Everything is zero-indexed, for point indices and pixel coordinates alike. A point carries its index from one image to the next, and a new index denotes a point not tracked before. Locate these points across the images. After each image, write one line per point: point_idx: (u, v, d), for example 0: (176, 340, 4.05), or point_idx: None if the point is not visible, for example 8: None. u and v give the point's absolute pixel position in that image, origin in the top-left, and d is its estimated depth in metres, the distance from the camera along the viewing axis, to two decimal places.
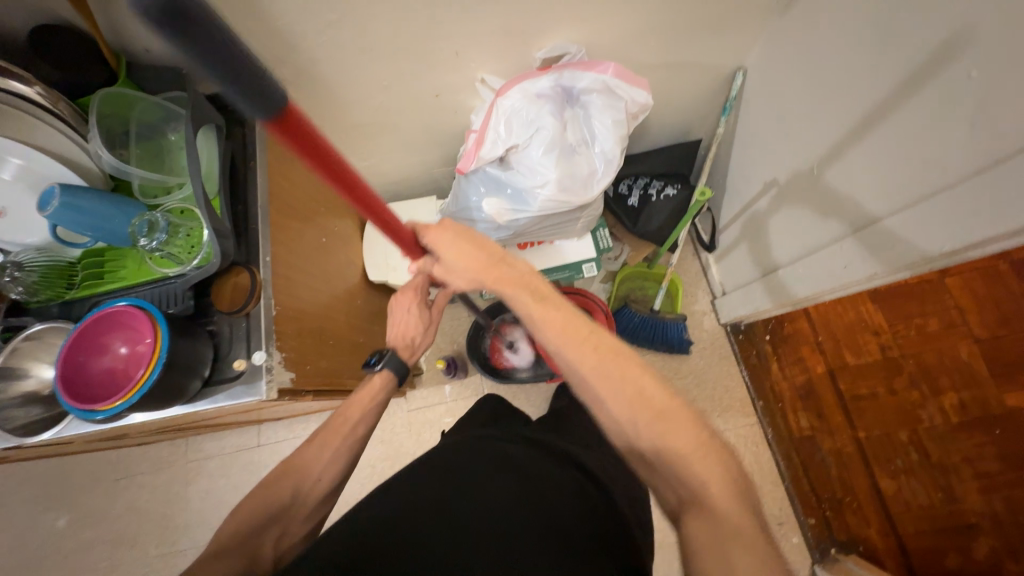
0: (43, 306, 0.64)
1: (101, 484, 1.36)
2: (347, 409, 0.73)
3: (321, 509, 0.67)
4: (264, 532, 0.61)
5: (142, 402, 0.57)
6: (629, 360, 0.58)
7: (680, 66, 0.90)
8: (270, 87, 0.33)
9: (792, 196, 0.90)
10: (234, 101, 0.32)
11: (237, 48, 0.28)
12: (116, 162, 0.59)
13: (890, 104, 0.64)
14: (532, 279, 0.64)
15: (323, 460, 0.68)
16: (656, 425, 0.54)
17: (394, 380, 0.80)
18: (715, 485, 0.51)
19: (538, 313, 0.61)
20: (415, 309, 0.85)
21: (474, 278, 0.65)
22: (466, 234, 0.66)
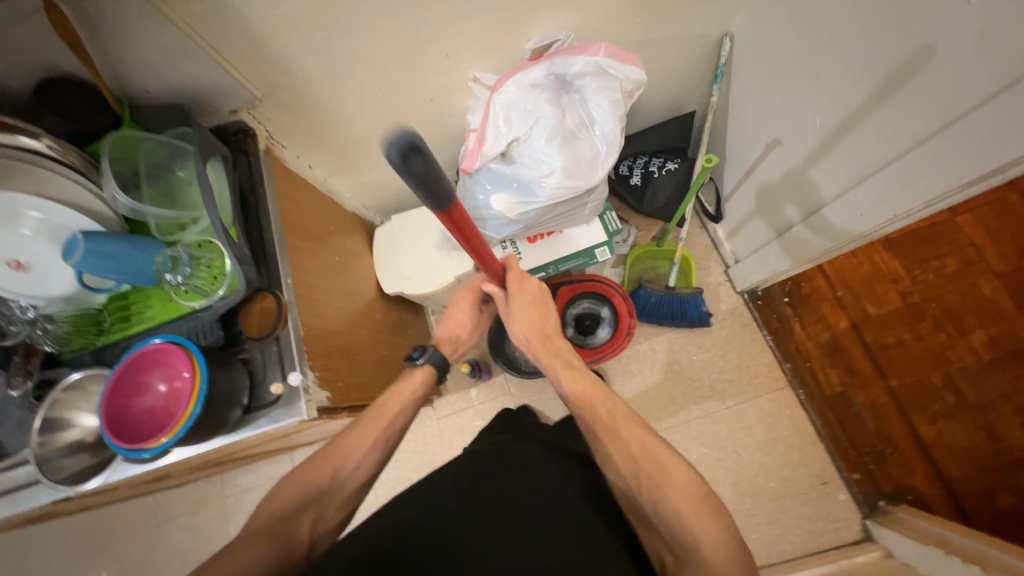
0: (76, 355, 0.64)
1: (143, 531, 1.37)
2: (387, 400, 0.73)
3: (356, 498, 0.68)
4: (303, 513, 0.61)
5: (187, 435, 0.57)
6: (638, 428, 0.63)
7: (667, 38, 0.90)
8: (445, 193, 0.45)
9: (798, 153, 0.89)
10: (420, 198, 0.44)
11: (438, 171, 0.42)
12: (132, 202, 0.60)
13: (887, 44, 0.63)
14: (570, 357, 0.76)
15: (362, 445, 0.68)
16: (654, 479, 0.58)
17: (436, 374, 0.78)
18: (708, 542, 0.52)
19: (569, 382, 0.72)
20: (467, 309, 0.85)
21: (523, 337, 0.77)
22: (540, 301, 0.78)
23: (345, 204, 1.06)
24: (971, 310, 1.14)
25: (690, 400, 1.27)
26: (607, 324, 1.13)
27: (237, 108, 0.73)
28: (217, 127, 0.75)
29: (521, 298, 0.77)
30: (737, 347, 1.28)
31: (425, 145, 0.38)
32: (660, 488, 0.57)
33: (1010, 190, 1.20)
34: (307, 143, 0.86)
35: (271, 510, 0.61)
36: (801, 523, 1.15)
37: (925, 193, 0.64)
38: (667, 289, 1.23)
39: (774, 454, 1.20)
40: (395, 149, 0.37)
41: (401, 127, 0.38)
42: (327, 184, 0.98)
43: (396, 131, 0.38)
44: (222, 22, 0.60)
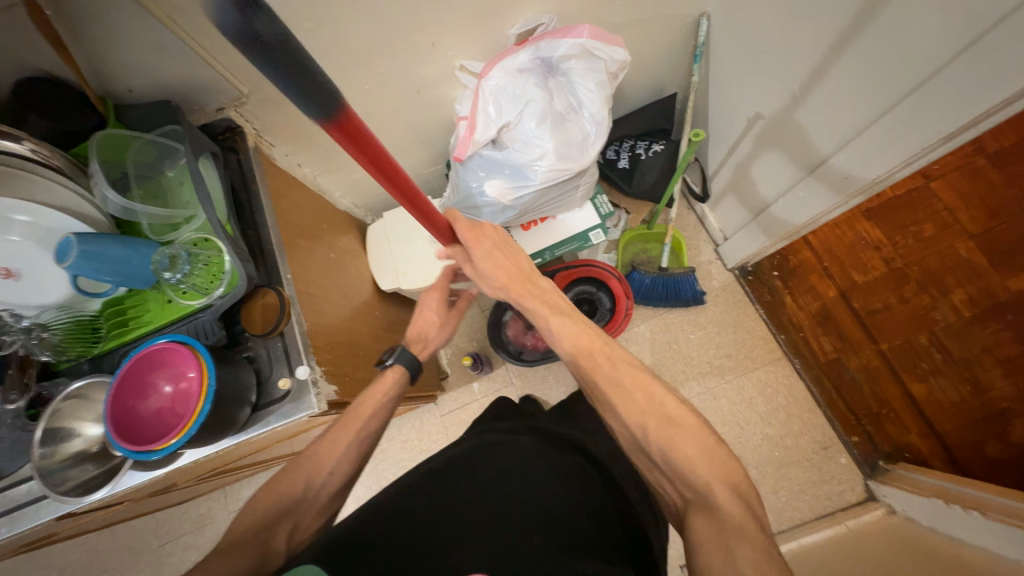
0: (74, 365, 0.62)
1: (144, 554, 1.33)
2: (358, 403, 0.71)
3: (333, 503, 0.67)
4: (277, 527, 0.60)
5: (198, 435, 0.56)
6: (641, 372, 0.65)
7: (645, 21, 0.92)
8: (327, 91, 0.32)
9: (780, 127, 0.92)
10: (290, 100, 0.32)
11: (318, 70, 0.31)
12: (123, 200, 0.59)
13: (859, 10, 0.65)
14: (550, 295, 0.75)
15: (334, 452, 0.66)
16: (664, 429, 0.58)
17: (407, 375, 0.77)
18: (717, 483, 0.53)
19: (558, 327, 0.72)
20: (436, 301, 0.87)
21: (502, 286, 0.75)
22: (502, 244, 0.76)
23: (336, 203, 1.06)
24: (944, 272, 1.19)
25: (690, 377, 1.29)
26: (604, 312, 1.13)
27: (224, 105, 0.72)
28: (204, 126, 0.74)
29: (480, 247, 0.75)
30: (732, 322, 1.31)
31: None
32: (669, 438, 0.57)
33: (978, 154, 1.25)
34: (295, 141, 0.86)
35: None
36: (805, 488, 1.17)
37: (907, 150, 0.66)
38: (661, 270, 1.25)
39: (775, 423, 1.23)
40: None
41: None
42: (316, 182, 0.98)
43: None
44: (204, 14, 0.59)
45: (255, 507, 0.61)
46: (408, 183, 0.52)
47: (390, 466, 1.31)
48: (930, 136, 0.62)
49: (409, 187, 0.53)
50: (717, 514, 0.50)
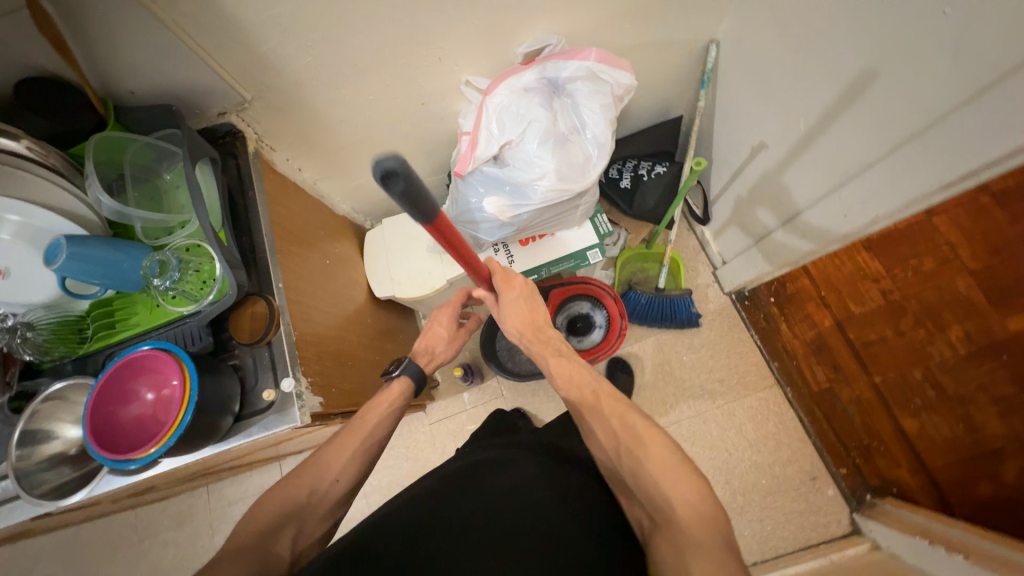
0: (57, 364, 0.62)
1: (122, 547, 1.32)
2: (366, 411, 0.71)
3: (338, 510, 0.65)
4: (280, 532, 0.58)
5: (177, 444, 0.55)
6: (622, 404, 0.67)
7: (654, 44, 0.92)
8: (432, 210, 0.46)
9: (784, 158, 0.91)
10: (409, 213, 0.45)
11: (424, 189, 0.43)
12: (116, 205, 0.58)
13: (868, 49, 0.65)
14: (556, 342, 0.78)
15: (340, 459, 0.66)
16: (631, 451, 0.60)
17: (413, 387, 0.78)
18: (682, 506, 0.54)
19: (555, 367, 0.75)
20: (447, 320, 0.85)
21: (517, 331, 0.79)
22: (528, 296, 0.80)
23: (334, 208, 1.05)
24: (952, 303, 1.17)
25: (681, 399, 1.29)
26: (599, 325, 1.14)
27: (226, 110, 0.72)
28: (204, 129, 0.73)
29: (510, 294, 0.78)
30: (726, 346, 1.31)
31: (414, 175, 0.40)
32: (638, 460, 0.59)
33: (983, 192, 1.25)
34: (295, 146, 0.85)
35: (252, 530, 0.58)
36: (791, 518, 1.16)
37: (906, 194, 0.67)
38: (658, 291, 1.24)
39: (764, 451, 1.22)
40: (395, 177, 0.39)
41: (388, 154, 0.39)
42: (316, 187, 0.97)
43: (386, 158, 0.38)
44: (209, 20, 0.59)
45: (259, 514, 0.60)
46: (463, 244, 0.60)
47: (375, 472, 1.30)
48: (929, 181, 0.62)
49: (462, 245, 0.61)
50: (679, 536, 0.52)
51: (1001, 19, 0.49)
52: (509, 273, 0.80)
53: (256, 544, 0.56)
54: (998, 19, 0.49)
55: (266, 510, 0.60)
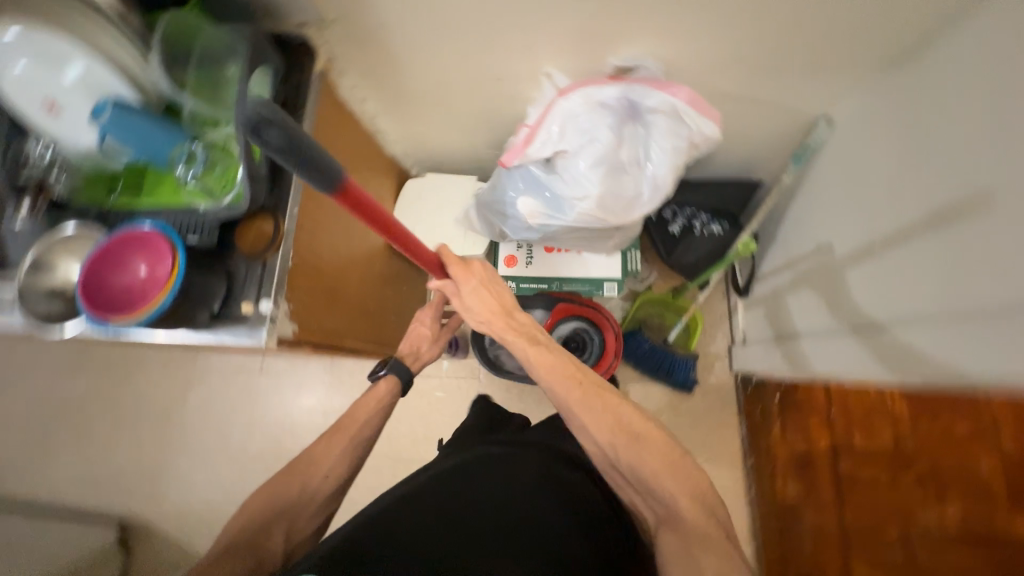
0: (82, 208, 0.67)
1: (115, 368, 1.47)
2: (354, 411, 0.78)
3: (330, 503, 0.72)
4: (273, 527, 0.66)
5: (153, 322, 0.59)
6: (611, 394, 0.70)
7: (761, 100, 0.83)
8: (331, 165, 0.48)
9: (848, 270, 0.83)
10: (307, 176, 0.47)
11: (311, 142, 0.44)
12: (171, 89, 0.61)
13: (993, 204, 0.57)
14: (532, 330, 0.75)
15: (329, 458, 0.73)
16: (630, 448, 0.65)
17: (399, 387, 0.83)
18: (683, 497, 0.62)
19: (534, 356, 0.72)
20: (430, 320, 0.92)
21: (484, 320, 0.75)
22: (489, 281, 0.76)
23: (385, 147, 1.05)
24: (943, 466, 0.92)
25: None
26: (591, 351, 1.01)
27: (306, 23, 0.71)
28: (278, 33, 0.72)
29: (467, 285, 0.75)
30: (709, 422, 1.27)
31: (283, 117, 0.41)
32: (640, 460, 0.64)
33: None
34: (364, 76, 0.85)
35: (248, 523, 0.66)
36: None
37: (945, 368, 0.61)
38: (664, 343, 1.21)
39: None
40: (260, 117, 0.40)
41: (258, 101, 0.40)
42: (374, 122, 0.97)
43: (257, 104, 0.40)
44: None
45: (250, 508, 0.68)
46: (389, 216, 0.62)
47: (341, 397, 1.38)
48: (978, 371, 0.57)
49: (388, 219, 0.62)
50: (686, 527, 0.60)
51: None
52: (467, 262, 0.76)
53: (249, 541, 0.64)
54: None
55: (253, 507, 0.68)
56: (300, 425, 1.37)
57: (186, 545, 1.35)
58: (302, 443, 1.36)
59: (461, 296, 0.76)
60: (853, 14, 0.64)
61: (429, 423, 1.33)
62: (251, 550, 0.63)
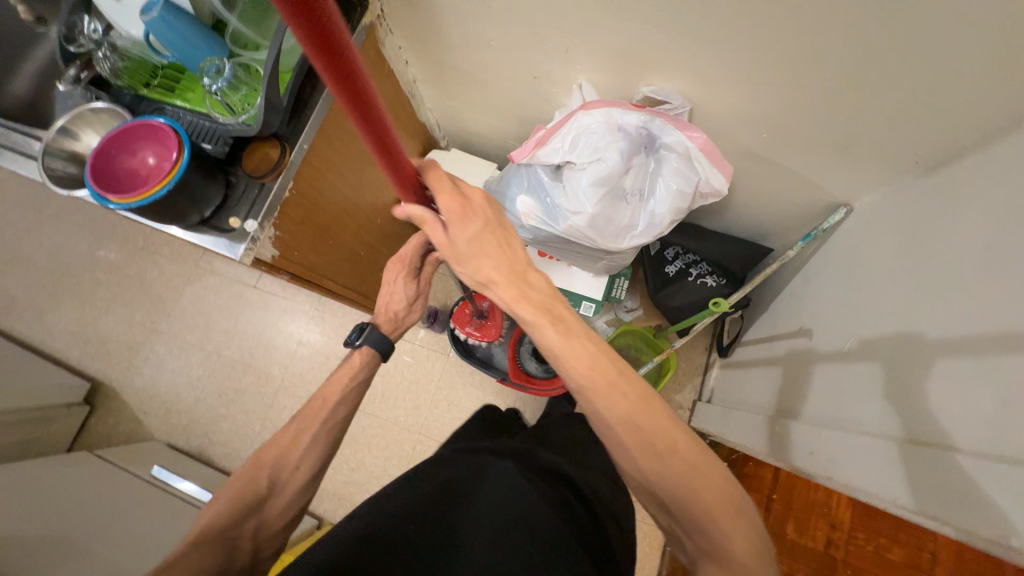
0: (118, 91, 0.71)
1: (130, 245, 1.58)
2: (324, 391, 0.71)
3: (304, 495, 0.65)
4: (244, 521, 0.59)
5: (144, 209, 0.62)
6: (664, 415, 0.55)
7: (782, 169, 0.82)
8: None
9: (816, 359, 0.82)
10: None
11: None
12: (219, 3, 0.65)
13: (956, 335, 0.56)
14: (550, 301, 0.60)
15: (302, 443, 0.66)
16: (687, 479, 0.52)
17: (378, 355, 0.78)
18: (738, 540, 0.50)
19: (565, 347, 0.57)
20: (403, 284, 0.84)
21: (487, 279, 0.60)
22: (494, 227, 0.59)
23: (419, 112, 1.09)
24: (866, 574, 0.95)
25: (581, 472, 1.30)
26: None
27: None
28: None
29: (465, 230, 0.58)
30: None
31: None
32: (690, 491, 0.52)
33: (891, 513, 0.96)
34: (411, 40, 0.88)
35: (218, 517, 0.58)
36: None
37: (855, 474, 0.61)
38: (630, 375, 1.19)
39: None
40: None
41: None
42: (411, 86, 1.01)
43: None
44: None
45: (215, 507, 0.59)
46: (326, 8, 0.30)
47: (317, 333, 1.44)
48: (880, 491, 0.57)
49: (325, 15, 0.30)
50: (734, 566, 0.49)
51: None
52: (465, 198, 0.59)
53: (221, 536, 0.57)
54: None
55: (222, 500, 0.60)
56: (273, 347, 1.44)
57: (143, 418, 1.44)
58: (270, 361, 1.43)
59: (455, 241, 0.59)
60: (884, 111, 0.63)
61: (389, 381, 1.38)
62: (223, 540, 0.57)
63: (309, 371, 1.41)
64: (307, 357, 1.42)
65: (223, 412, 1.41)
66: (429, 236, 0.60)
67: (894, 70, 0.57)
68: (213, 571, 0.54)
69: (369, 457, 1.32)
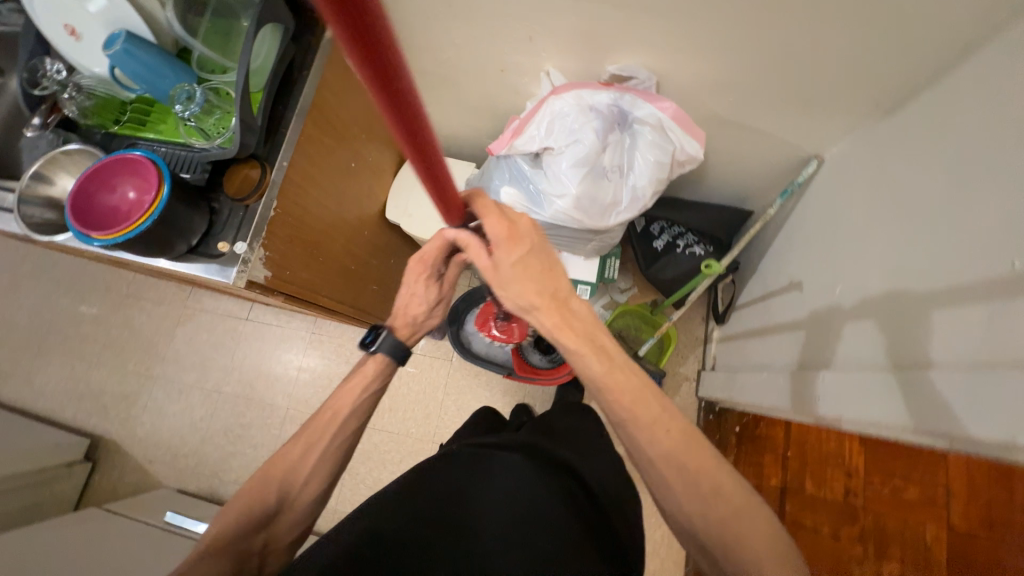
0: (89, 130, 0.71)
1: (113, 294, 1.55)
2: (334, 406, 0.67)
3: (314, 509, 0.66)
4: (255, 533, 0.61)
5: (131, 243, 0.62)
6: (707, 453, 0.57)
7: (752, 129, 0.85)
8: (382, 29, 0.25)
9: (811, 309, 0.84)
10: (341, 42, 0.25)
11: None
12: (184, 32, 0.66)
13: (938, 260, 0.58)
14: (591, 326, 0.60)
15: (309, 460, 0.64)
16: (727, 519, 0.54)
17: (392, 361, 0.72)
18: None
19: (606, 375, 0.59)
20: (424, 286, 0.73)
21: (531, 304, 0.59)
22: (539, 251, 0.57)
23: None
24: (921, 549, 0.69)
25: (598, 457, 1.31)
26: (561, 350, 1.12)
27: None
28: None
29: (510, 253, 0.56)
30: None
31: None
32: (737, 534, 0.53)
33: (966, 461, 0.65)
34: None
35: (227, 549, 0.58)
36: None
37: (864, 410, 0.63)
38: (634, 354, 1.20)
39: None
40: None
41: None
42: None
43: None
44: None
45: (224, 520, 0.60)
46: (416, 97, 0.32)
47: (317, 356, 1.42)
48: (886, 420, 0.58)
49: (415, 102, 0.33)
50: None
51: None
52: (512, 220, 0.57)
53: (229, 546, 0.58)
54: None
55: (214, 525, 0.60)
56: (273, 377, 1.42)
57: (149, 466, 1.41)
58: (273, 391, 1.41)
59: (499, 265, 0.58)
60: (839, 59, 0.66)
61: (396, 394, 1.37)
62: (234, 550, 0.58)
63: (312, 395, 1.39)
64: (309, 381, 1.40)
65: (230, 449, 1.39)
66: (473, 258, 0.59)
67: (843, 17, 0.60)
68: None
69: (386, 473, 1.31)
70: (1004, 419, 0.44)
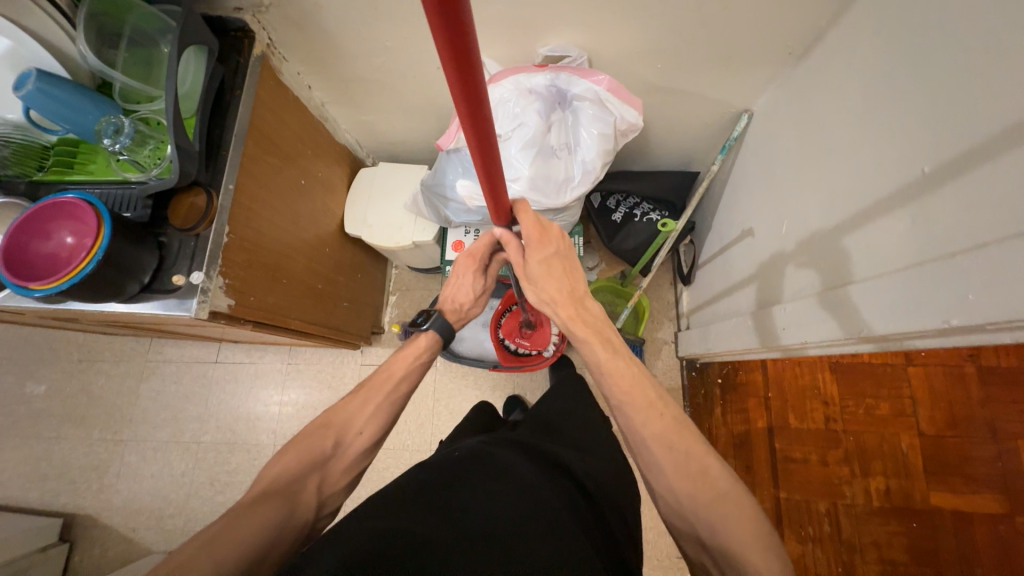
0: (12, 181, 0.67)
1: (64, 361, 1.45)
2: (392, 365, 0.70)
3: (362, 461, 0.64)
4: (306, 478, 0.57)
5: (80, 288, 0.59)
6: (695, 440, 0.58)
7: (682, 93, 0.90)
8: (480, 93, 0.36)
9: (764, 252, 0.90)
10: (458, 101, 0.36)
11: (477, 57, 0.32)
12: (102, 64, 0.64)
13: (862, 183, 0.63)
14: (602, 327, 0.64)
15: (366, 410, 0.66)
16: (714, 507, 0.53)
17: (437, 340, 0.77)
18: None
19: (611, 367, 0.62)
20: (472, 278, 0.80)
21: (550, 300, 0.65)
22: (565, 254, 0.65)
23: (337, 134, 1.09)
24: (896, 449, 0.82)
25: None
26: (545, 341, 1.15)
27: (243, 8, 0.74)
28: (218, 17, 0.75)
29: (541, 252, 0.64)
30: None
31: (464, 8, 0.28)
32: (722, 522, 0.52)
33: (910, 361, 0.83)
34: (308, 62, 0.88)
35: None
36: None
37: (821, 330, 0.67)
38: None
39: (648, 515, 1.23)
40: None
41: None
42: (321, 109, 1.01)
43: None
44: None
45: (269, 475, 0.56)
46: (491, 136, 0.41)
47: (297, 387, 1.38)
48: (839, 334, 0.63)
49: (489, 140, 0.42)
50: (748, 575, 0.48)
51: (962, 205, 0.48)
52: (545, 226, 0.65)
53: (285, 487, 0.54)
54: (963, 204, 0.48)
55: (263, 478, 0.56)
56: (253, 416, 1.36)
57: (133, 535, 1.32)
58: (256, 431, 1.35)
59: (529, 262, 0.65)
60: (746, 15, 0.71)
61: None
62: (287, 494, 0.54)
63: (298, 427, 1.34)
64: (293, 414, 1.36)
65: (218, 501, 1.31)
66: (509, 254, 0.67)
67: None
68: (277, 529, 0.50)
69: None
70: (934, 306, 0.49)
